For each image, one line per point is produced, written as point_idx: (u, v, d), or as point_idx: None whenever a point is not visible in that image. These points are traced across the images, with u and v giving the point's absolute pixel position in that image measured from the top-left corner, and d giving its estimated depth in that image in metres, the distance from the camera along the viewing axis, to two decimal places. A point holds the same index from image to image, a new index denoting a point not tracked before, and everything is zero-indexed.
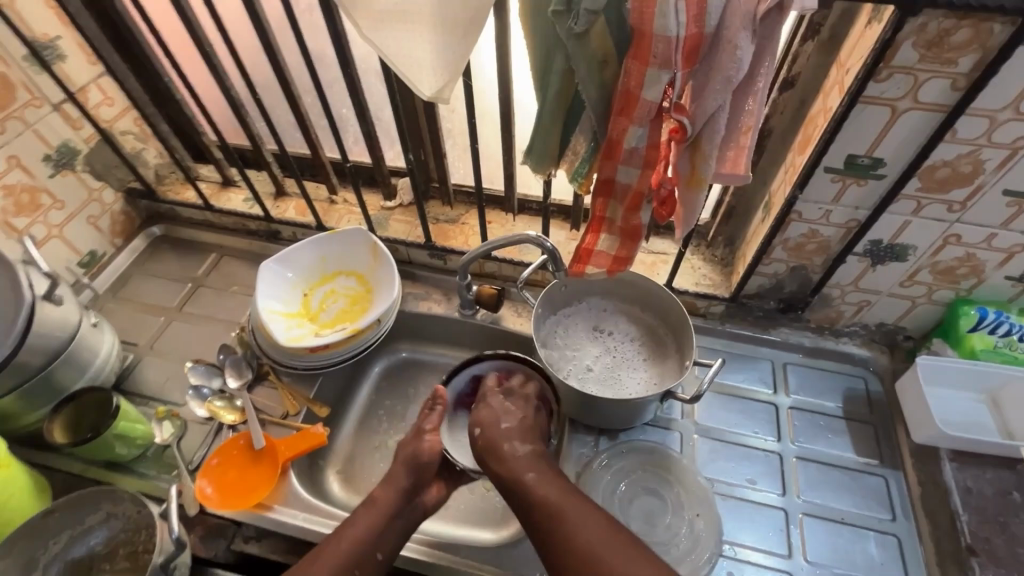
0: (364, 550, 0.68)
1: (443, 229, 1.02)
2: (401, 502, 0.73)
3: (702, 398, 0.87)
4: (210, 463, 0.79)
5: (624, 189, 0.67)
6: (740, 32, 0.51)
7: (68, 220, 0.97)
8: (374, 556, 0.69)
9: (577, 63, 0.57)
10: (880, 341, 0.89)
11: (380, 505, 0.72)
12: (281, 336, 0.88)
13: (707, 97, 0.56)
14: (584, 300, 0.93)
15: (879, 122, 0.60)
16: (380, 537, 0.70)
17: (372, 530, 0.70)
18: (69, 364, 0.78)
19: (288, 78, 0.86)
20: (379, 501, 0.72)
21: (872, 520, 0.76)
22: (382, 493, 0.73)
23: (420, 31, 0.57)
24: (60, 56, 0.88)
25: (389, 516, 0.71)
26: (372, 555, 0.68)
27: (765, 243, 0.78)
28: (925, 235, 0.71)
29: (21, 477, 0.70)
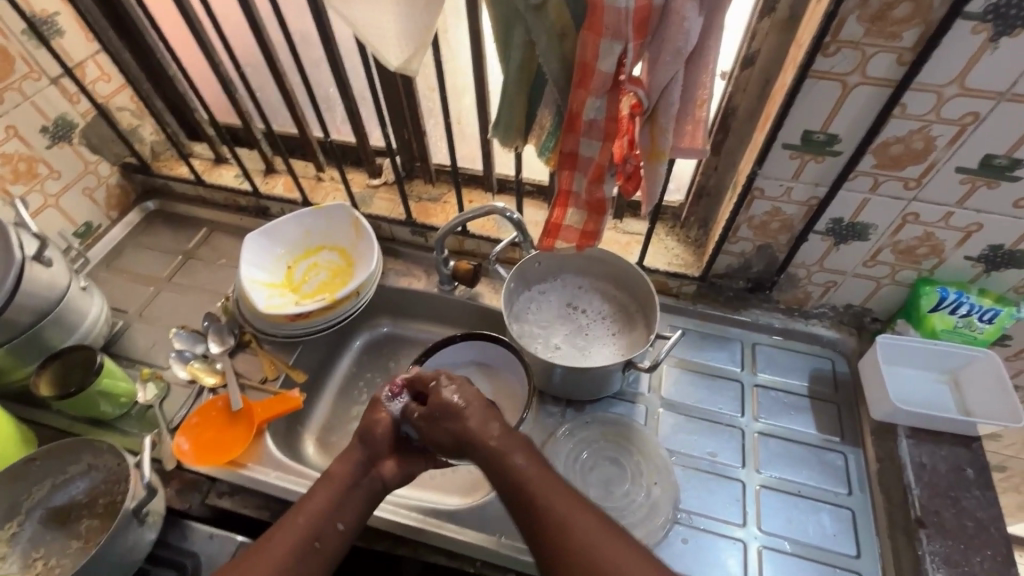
0: (323, 520, 0.66)
1: (425, 207, 1.04)
2: (358, 472, 0.71)
3: (669, 372, 0.90)
4: (190, 422, 0.82)
5: (588, 162, 0.69)
6: (687, 4, 0.53)
7: (64, 190, 1.01)
8: (334, 526, 0.66)
9: (537, 35, 0.60)
10: (848, 323, 0.91)
11: (338, 478, 0.70)
12: (261, 305, 0.91)
13: (660, 70, 0.58)
14: (559, 277, 0.96)
15: (831, 97, 0.62)
16: (340, 508, 0.68)
17: (332, 501, 0.68)
18: (57, 323, 0.82)
19: (274, 54, 0.89)
20: (336, 476, 0.70)
21: (827, 493, 0.77)
22: (338, 467, 0.71)
23: (386, 2, 0.59)
24: (59, 32, 0.93)
25: (350, 485, 0.70)
26: (333, 526, 0.66)
27: (730, 221, 0.79)
28: (885, 214, 0.72)
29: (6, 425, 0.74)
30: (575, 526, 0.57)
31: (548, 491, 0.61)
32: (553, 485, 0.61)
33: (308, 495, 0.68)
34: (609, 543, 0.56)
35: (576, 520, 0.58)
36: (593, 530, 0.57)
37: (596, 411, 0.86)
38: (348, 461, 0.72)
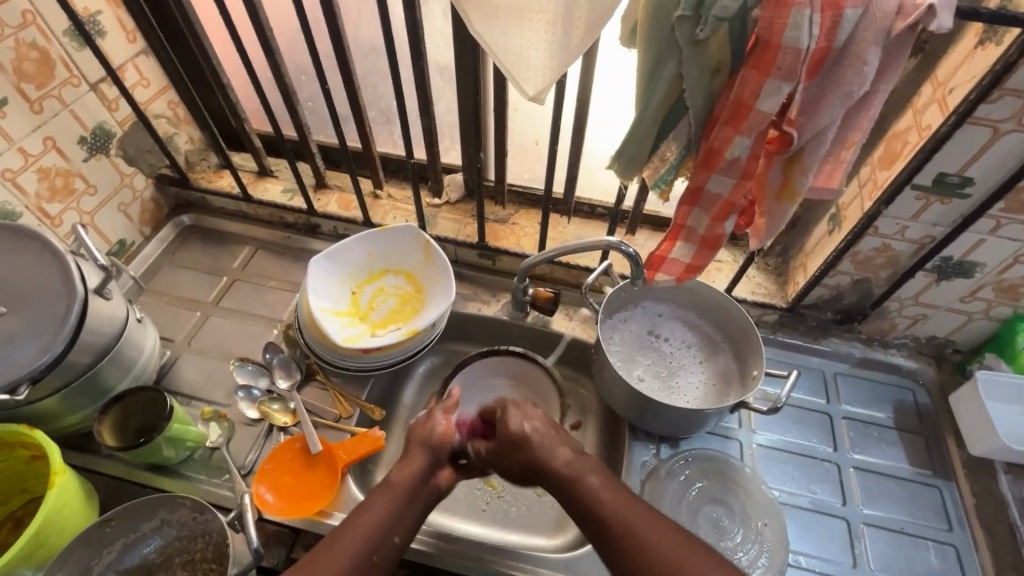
0: (381, 532, 0.61)
1: (494, 228, 0.99)
2: (418, 482, 0.66)
3: (782, 414, 0.87)
4: (265, 468, 0.76)
5: (714, 198, 0.66)
6: (871, 48, 0.51)
7: (99, 207, 0.91)
8: (391, 540, 0.61)
9: (690, 70, 0.56)
10: (928, 353, 0.91)
11: (397, 488, 0.65)
12: (335, 337, 0.85)
13: (822, 111, 0.56)
14: (639, 304, 0.91)
15: (978, 141, 0.61)
16: (398, 519, 0.62)
17: (391, 514, 0.62)
18: (116, 363, 0.75)
19: (351, 67, 0.83)
20: (394, 482, 0.65)
21: (930, 530, 0.78)
22: (397, 475, 0.66)
23: (534, 29, 0.55)
24: (100, 32, 0.83)
25: (408, 496, 0.65)
26: (388, 539, 0.61)
27: (835, 256, 0.78)
28: (997, 254, 0.72)
29: (74, 483, 0.66)
30: (616, 516, 0.58)
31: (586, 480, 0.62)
32: (598, 481, 0.62)
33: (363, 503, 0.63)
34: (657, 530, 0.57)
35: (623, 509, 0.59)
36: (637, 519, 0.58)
37: (691, 447, 0.84)
38: (411, 469, 0.67)
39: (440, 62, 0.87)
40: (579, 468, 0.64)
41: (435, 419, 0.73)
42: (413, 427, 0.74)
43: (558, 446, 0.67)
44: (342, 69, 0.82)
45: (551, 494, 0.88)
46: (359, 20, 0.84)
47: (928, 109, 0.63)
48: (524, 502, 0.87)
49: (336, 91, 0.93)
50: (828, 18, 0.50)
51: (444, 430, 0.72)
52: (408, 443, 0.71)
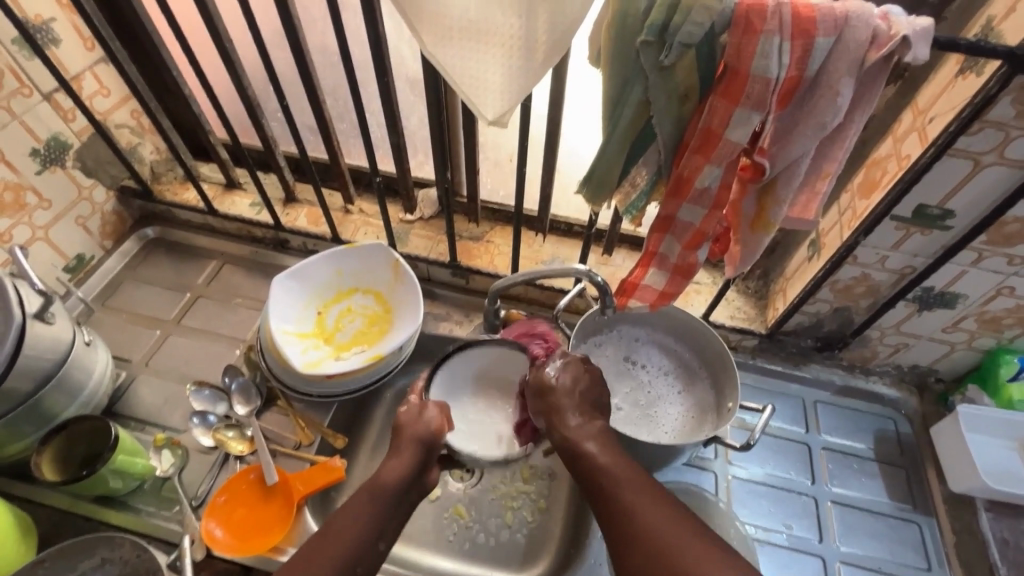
0: (367, 542, 0.58)
1: (468, 247, 0.96)
2: (409, 479, 0.64)
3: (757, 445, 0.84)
4: (217, 501, 0.73)
5: (685, 227, 0.63)
6: (845, 78, 0.48)
7: (54, 221, 0.88)
8: (377, 547, 0.59)
9: (657, 96, 0.53)
10: (910, 381, 0.88)
11: (382, 493, 0.62)
12: (297, 361, 0.81)
13: (794, 142, 0.53)
14: (614, 329, 0.87)
15: (959, 174, 0.59)
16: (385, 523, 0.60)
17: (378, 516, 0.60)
18: (61, 389, 0.72)
19: (315, 80, 0.79)
20: (384, 481, 0.63)
21: (908, 569, 0.75)
22: (386, 473, 0.64)
23: (492, 52, 0.52)
24: (53, 40, 0.80)
25: (396, 496, 0.62)
26: (375, 548, 0.59)
27: (814, 284, 0.76)
28: (979, 285, 0.69)
29: (8, 519, 0.65)
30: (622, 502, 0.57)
31: (605, 469, 0.60)
32: (616, 464, 0.60)
33: (342, 508, 0.60)
34: (672, 535, 0.53)
35: (636, 508, 0.56)
36: (651, 515, 0.55)
37: (666, 479, 0.81)
38: (401, 467, 0.64)
39: (410, 75, 0.84)
40: (598, 455, 0.61)
41: (426, 414, 0.70)
42: (401, 418, 0.70)
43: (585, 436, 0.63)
44: (306, 82, 0.78)
45: (519, 526, 0.85)
46: (324, 30, 0.80)
47: (907, 138, 0.61)
48: (493, 532, 0.84)
49: (303, 103, 0.90)
50: (799, 47, 0.48)
51: (438, 423, 0.70)
52: (397, 438, 0.68)
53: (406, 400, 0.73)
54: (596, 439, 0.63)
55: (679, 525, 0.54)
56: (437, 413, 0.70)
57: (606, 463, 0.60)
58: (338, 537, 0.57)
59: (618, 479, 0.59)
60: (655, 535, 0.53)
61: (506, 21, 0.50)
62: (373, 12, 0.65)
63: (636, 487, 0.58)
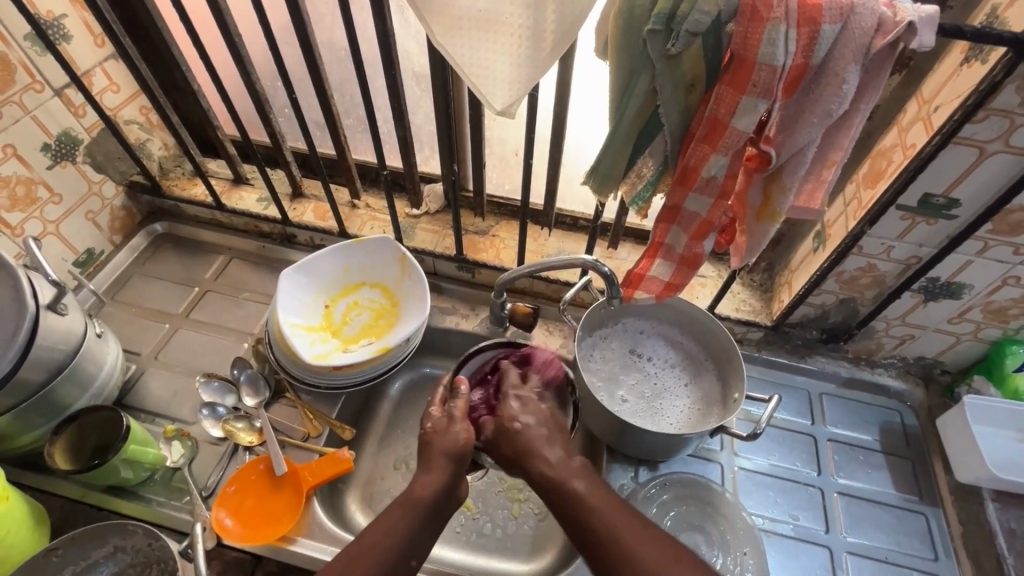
0: (399, 556, 0.58)
1: (474, 241, 0.97)
2: (438, 498, 0.62)
3: (761, 436, 0.84)
4: (227, 491, 0.73)
5: (691, 217, 0.63)
6: (850, 66, 0.49)
7: (64, 216, 0.88)
8: (407, 562, 0.59)
9: (664, 85, 0.54)
10: (916, 373, 0.88)
11: (416, 508, 0.61)
12: (305, 353, 0.82)
13: (800, 130, 0.53)
14: (620, 321, 0.88)
15: (964, 162, 0.59)
16: (415, 542, 0.60)
17: (409, 534, 0.59)
18: (73, 379, 0.72)
19: (323, 74, 0.80)
20: (415, 499, 0.62)
21: (916, 560, 0.75)
22: (419, 489, 0.63)
23: (500, 42, 0.52)
24: (65, 36, 0.81)
25: (428, 516, 0.61)
26: (405, 563, 0.59)
27: (820, 275, 0.76)
28: (985, 275, 0.70)
29: (20, 508, 0.65)
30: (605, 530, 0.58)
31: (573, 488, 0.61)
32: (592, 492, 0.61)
33: (378, 521, 0.60)
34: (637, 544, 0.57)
35: (604, 519, 0.59)
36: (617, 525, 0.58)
37: (672, 470, 0.81)
38: (434, 484, 0.63)
39: (417, 70, 0.84)
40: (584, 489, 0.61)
41: (455, 426, 0.67)
42: (428, 432, 0.68)
43: (571, 476, 0.62)
44: (314, 76, 0.79)
45: (526, 518, 0.85)
46: (332, 26, 0.81)
47: (912, 127, 0.61)
48: (500, 523, 0.84)
49: (310, 98, 0.90)
50: (805, 34, 0.48)
51: (465, 437, 0.67)
52: (426, 451, 0.66)
53: (429, 413, 0.70)
54: (560, 449, 0.66)
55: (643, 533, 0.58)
56: (465, 427, 0.67)
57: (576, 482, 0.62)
58: (373, 554, 0.57)
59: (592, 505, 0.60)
60: (620, 544, 0.57)
61: (515, 10, 0.50)
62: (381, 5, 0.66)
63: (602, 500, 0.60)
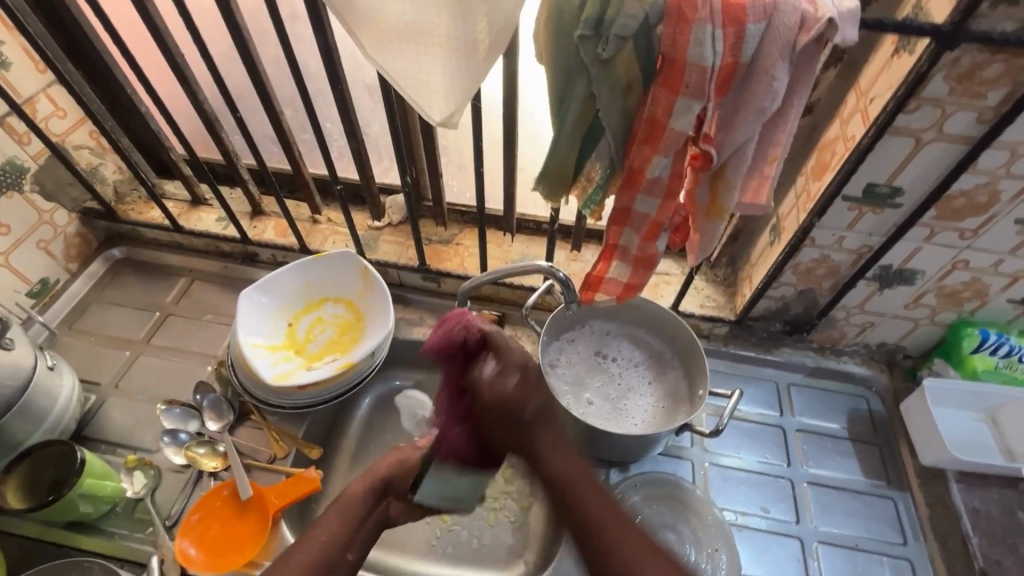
0: (331, 556, 0.55)
1: (437, 250, 0.96)
2: (372, 498, 0.62)
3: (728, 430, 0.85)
4: (190, 521, 0.72)
5: (641, 219, 0.63)
6: (778, 63, 0.49)
7: (14, 247, 0.86)
8: (345, 557, 0.57)
9: (600, 89, 0.53)
10: (880, 359, 0.89)
11: (342, 502, 0.61)
12: (266, 374, 0.81)
13: (737, 127, 0.54)
14: (587, 324, 0.88)
15: (902, 152, 0.60)
16: (351, 536, 0.58)
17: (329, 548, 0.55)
18: (25, 415, 0.71)
19: (270, 91, 0.78)
20: (347, 497, 0.62)
21: (885, 545, 0.76)
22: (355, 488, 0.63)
23: (433, 53, 0.52)
24: (3, 63, 0.78)
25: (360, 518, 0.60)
26: (343, 557, 0.57)
27: (776, 268, 0.76)
28: (935, 261, 0.71)
29: None
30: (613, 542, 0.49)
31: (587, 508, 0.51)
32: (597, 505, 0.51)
33: (300, 540, 0.56)
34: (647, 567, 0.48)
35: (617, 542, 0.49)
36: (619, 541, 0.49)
37: (644, 470, 0.81)
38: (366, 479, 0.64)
39: (368, 82, 0.84)
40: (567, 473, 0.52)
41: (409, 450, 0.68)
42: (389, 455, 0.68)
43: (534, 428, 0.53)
44: (260, 92, 0.77)
45: (501, 528, 0.84)
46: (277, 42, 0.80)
47: (852, 119, 0.62)
48: (474, 533, 0.84)
49: (261, 115, 0.90)
50: (731, 34, 0.48)
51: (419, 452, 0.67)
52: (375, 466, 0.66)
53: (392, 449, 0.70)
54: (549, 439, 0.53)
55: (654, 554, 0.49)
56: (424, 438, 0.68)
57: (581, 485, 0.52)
58: (312, 548, 0.55)
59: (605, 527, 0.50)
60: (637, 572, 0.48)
61: (444, 21, 0.50)
62: (320, 19, 0.65)
63: (624, 527, 0.50)
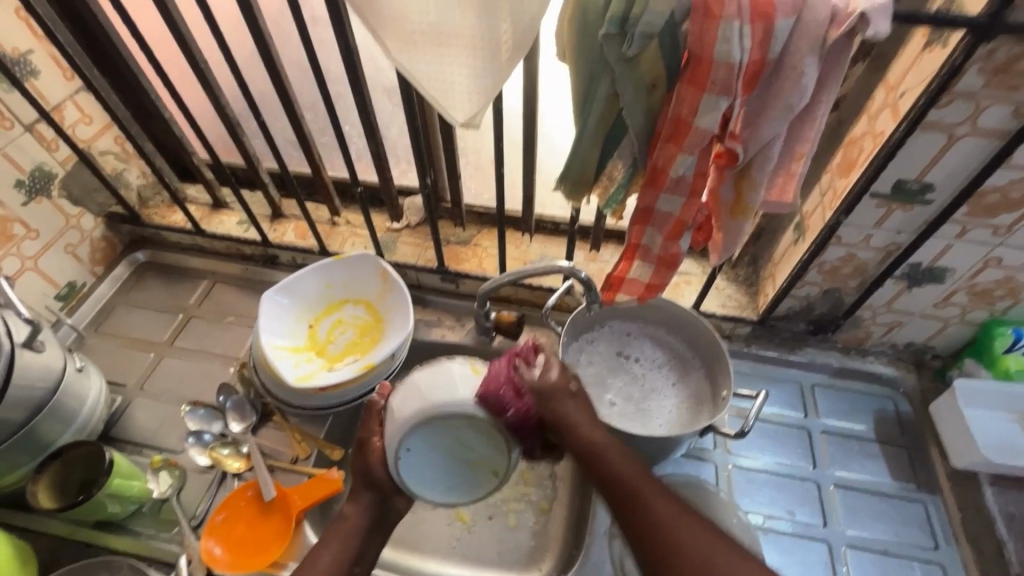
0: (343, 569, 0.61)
1: (455, 251, 0.96)
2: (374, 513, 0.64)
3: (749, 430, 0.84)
4: (216, 520, 0.73)
5: (665, 218, 0.62)
6: (807, 58, 0.48)
7: (43, 251, 0.88)
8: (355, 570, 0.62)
9: (625, 86, 0.53)
10: (907, 360, 0.87)
11: (349, 524, 0.63)
12: (289, 375, 0.82)
13: (764, 124, 0.53)
14: (606, 324, 0.87)
15: (934, 147, 0.59)
16: (356, 554, 0.62)
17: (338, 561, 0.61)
18: (54, 416, 0.73)
19: (292, 95, 0.79)
20: (348, 518, 0.63)
21: (916, 549, 0.74)
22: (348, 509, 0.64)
23: (457, 54, 0.52)
24: (31, 71, 0.80)
25: (365, 530, 0.63)
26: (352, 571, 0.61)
27: (801, 267, 0.75)
28: (967, 258, 0.69)
29: (18, 541, 0.68)
30: (650, 514, 0.57)
31: (629, 478, 0.59)
32: (621, 464, 0.60)
33: (319, 544, 0.62)
34: (687, 529, 0.56)
35: (661, 520, 0.56)
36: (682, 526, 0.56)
37: (665, 472, 0.80)
38: (362, 509, 0.63)
39: (388, 84, 0.84)
40: (612, 455, 0.60)
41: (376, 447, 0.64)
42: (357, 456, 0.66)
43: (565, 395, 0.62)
44: (282, 97, 0.78)
45: (522, 530, 0.84)
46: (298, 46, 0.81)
47: (881, 115, 0.61)
48: (494, 534, 0.84)
49: (282, 118, 0.90)
50: (759, 29, 0.47)
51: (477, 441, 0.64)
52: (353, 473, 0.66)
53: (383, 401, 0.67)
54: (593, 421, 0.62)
55: (706, 534, 0.56)
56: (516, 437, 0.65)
57: (614, 457, 0.60)
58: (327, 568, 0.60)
59: (628, 484, 0.59)
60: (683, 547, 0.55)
61: (468, 21, 0.50)
62: (343, 24, 0.65)
63: (664, 499, 0.58)
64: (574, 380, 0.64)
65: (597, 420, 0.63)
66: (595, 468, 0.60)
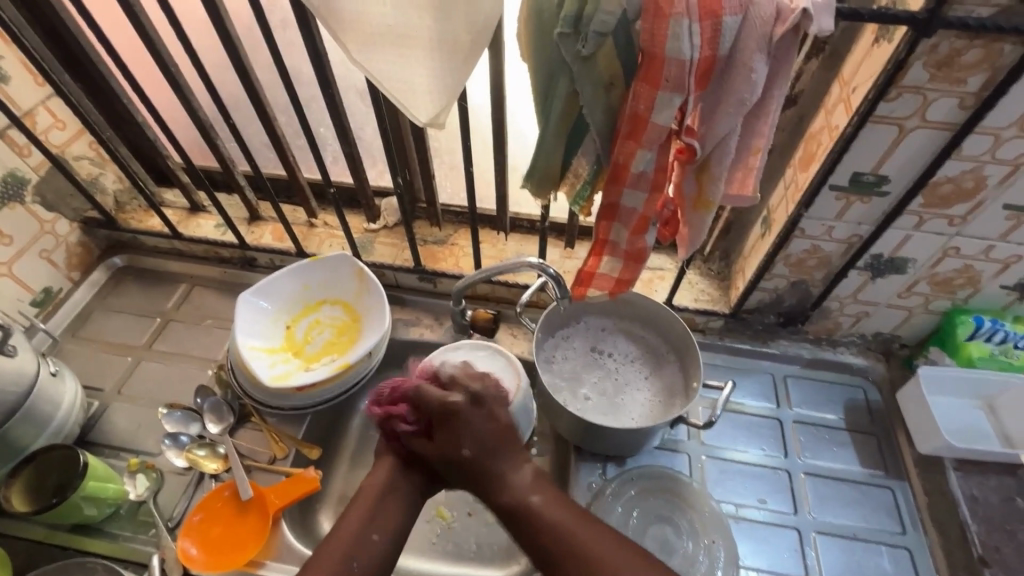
0: (358, 535, 0.58)
1: (432, 251, 0.97)
2: (396, 474, 0.64)
3: (719, 421, 0.85)
4: (192, 521, 0.73)
5: (630, 213, 0.63)
6: (756, 54, 0.50)
7: (17, 257, 0.88)
8: (370, 537, 0.59)
9: (583, 85, 0.54)
10: (876, 349, 0.89)
11: (365, 496, 0.62)
12: (265, 376, 0.82)
13: (718, 120, 0.54)
14: (581, 319, 0.88)
15: (887, 139, 0.60)
16: (375, 519, 0.60)
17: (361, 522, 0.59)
18: (28, 421, 0.73)
19: (264, 98, 0.79)
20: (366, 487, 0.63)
21: (883, 534, 0.76)
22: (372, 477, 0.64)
23: (417, 55, 0.52)
24: (1, 77, 0.79)
25: (384, 496, 0.62)
26: (369, 539, 0.58)
27: (767, 259, 0.77)
28: (926, 248, 0.71)
29: None
30: (567, 538, 0.56)
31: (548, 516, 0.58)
32: (557, 515, 0.58)
33: (344, 512, 0.61)
34: (607, 547, 0.55)
35: (577, 537, 0.56)
36: (602, 548, 0.55)
37: (640, 464, 0.82)
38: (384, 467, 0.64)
39: (360, 86, 0.85)
40: (544, 508, 0.58)
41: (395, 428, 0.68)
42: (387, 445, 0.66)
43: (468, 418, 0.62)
44: (253, 99, 0.78)
45: (501, 524, 0.85)
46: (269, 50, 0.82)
47: (836, 109, 0.62)
48: (473, 529, 0.85)
49: (255, 121, 0.91)
50: (708, 27, 0.49)
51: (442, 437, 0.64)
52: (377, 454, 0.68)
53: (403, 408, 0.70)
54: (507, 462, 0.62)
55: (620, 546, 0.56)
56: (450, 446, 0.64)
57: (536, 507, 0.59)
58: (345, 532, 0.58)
59: (535, 507, 0.59)
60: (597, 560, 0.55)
61: (426, 23, 0.51)
62: (310, 26, 0.66)
63: (579, 523, 0.58)
64: (466, 435, 0.62)
65: (507, 453, 0.63)
66: (530, 524, 0.58)
